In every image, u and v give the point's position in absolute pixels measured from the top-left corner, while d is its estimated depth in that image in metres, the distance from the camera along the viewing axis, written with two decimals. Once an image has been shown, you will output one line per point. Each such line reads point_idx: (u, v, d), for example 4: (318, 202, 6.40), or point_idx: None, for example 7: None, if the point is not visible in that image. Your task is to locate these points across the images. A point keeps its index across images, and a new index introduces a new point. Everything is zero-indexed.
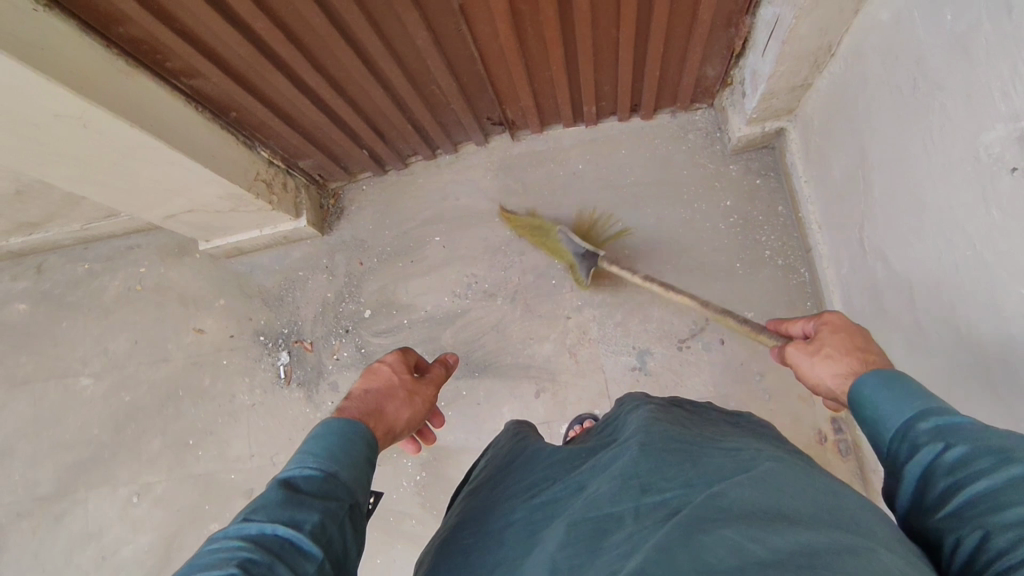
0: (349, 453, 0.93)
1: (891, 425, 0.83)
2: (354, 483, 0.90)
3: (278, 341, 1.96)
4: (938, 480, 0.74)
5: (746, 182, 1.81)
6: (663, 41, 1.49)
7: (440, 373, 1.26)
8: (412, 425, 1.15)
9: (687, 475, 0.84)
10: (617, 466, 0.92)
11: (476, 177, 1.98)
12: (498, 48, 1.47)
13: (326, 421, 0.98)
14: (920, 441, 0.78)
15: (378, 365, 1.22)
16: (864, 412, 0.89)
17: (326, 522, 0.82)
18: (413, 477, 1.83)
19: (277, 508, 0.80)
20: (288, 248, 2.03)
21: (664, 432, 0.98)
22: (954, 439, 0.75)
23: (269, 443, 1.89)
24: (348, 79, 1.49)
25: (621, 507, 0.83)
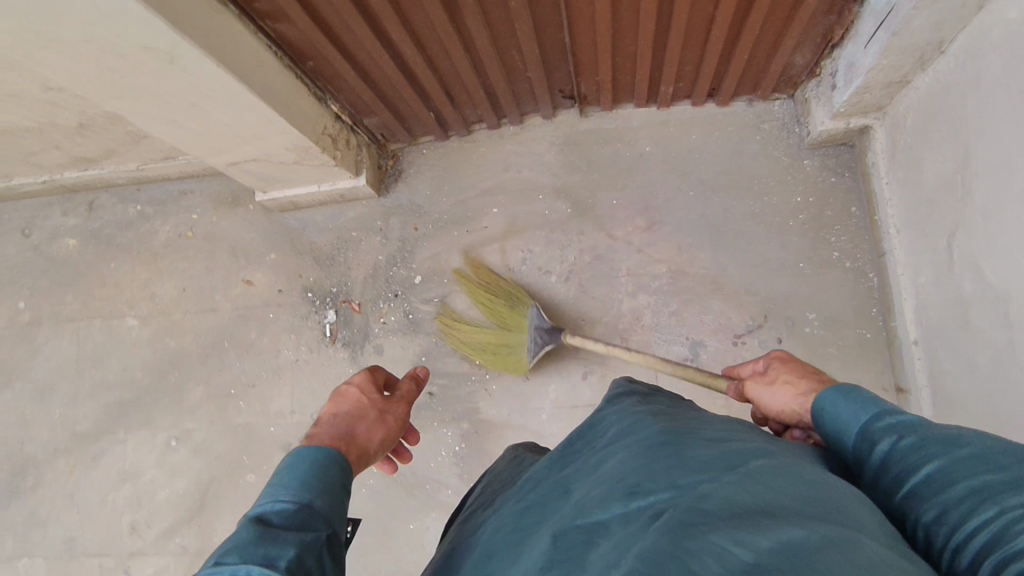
0: (324, 482, 0.88)
1: (848, 429, 0.84)
2: (331, 513, 0.85)
3: (326, 300, 1.95)
4: (898, 470, 0.76)
5: (820, 179, 1.75)
6: (761, 23, 1.43)
7: (410, 390, 1.22)
8: (385, 447, 1.10)
9: (672, 467, 0.75)
10: (605, 467, 0.83)
11: (539, 151, 1.93)
12: (588, 16, 1.42)
13: (293, 453, 0.93)
14: (874, 437, 0.80)
15: (343, 387, 1.16)
16: (822, 420, 0.90)
17: (305, 554, 0.76)
18: (452, 448, 1.81)
19: (250, 546, 0.74)
20: (342, 207, 2.00)
21: (651, 427, 0.88)
22: (910, 432, 0.76)
23: (310, 401, 1.88)
24: (431, 37, 1.45)
25: (609, 510, 0.74)
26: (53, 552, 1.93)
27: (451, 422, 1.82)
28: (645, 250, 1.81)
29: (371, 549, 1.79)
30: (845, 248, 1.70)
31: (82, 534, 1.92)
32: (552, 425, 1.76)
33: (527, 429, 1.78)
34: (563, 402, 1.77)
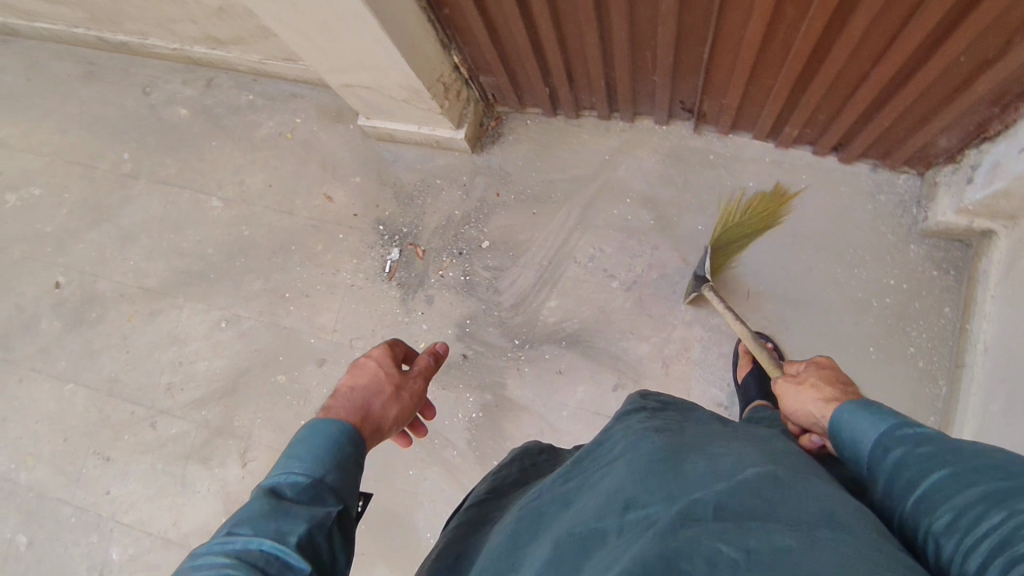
0: (337, 456, 0.93)
1: (865, 439, 0.91)
2: (342, 487, 0.90)
3: (394, 237, 1.99)
4: (908, 472, 0.82)
5: (920, 269, 1.65)
6: (914, 96, 1.33)
7: (427, 366, 1.22)
8: (400, 423, 1.12)
9: (669, 482, 0.77)
10: (603, 481, 0.86)
11: (641, 154, 1.88)
12: (735, 38, 1.36)
13: (307, 422, 0.97)
14: (889, 445, 0.86)
15: (362, 357, 1.18)
16: (837, 428, 0.97)
17: (315, 532, 0.81)
18: (469, 414, 1.85)
19: (263, 519, 0.79)
20: (436, 152, 2.02)
21: (650, 440, 0.90)
22: (925, 442, 0.83)
23: (353, 326, 1.96)
24: (572, 14, 1.42)
25: (605, 521, 0.78)
26: (96, 385, 2.11)
27: (475, 388, 1.86)
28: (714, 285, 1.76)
29: (368, 480, 1.87)
30: (920, 347, 1.62)
31: (124, 377, 2.09)
32: (569, 423, 1.78)
33: (544, 419, 1.80)
34: (587, 406, 1.77)
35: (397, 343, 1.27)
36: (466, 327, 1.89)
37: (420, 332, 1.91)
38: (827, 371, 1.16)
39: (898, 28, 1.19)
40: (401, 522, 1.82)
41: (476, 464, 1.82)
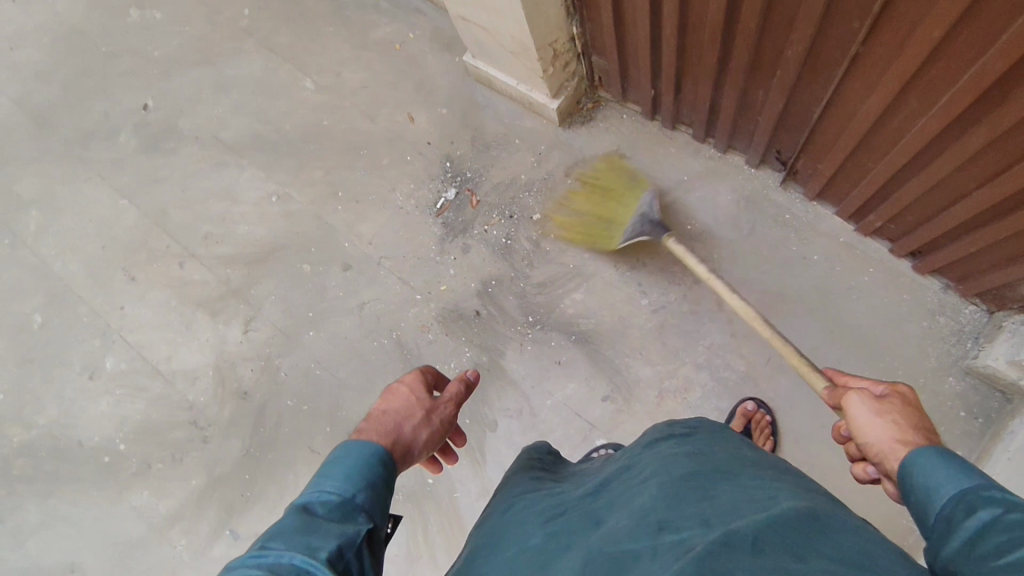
0: (369, 475, 0.91)
1: (941, 492, 0.81)
2: (372, 506, 0.89)
3: (457, 178, 2.02)
4: (995, 540, 0.70)
5: (947, 405, 1.57)
6: (1007, 233, 1.26)
7: (459, 392, 1.17)
8: (428, 450, 1.09)
9: (704, 513, 0.79)
10: (636, 503, 0.87)
11: (719, 188, 1.83)
12: (849, 110, 1.31)
13: (342, 443, 0.95)
14: (975, 507, 0.76)
15: (396, 383, 1.15)
16: (909, 474, 0.87)
17: (345, 552, 0.79)
18: (460, 367, 1.88)
19: (293, 535, 0.77)
20: (526, 113, 2.02)
21: (682, 470, 0.92)
22: (1015, 508, 0.72)
23: (389, 245, 2.02)
24: (699, 27, 1.40)
25: (638, 542, 0.78)
26: (148, 208, 2.23)
27: (475, 346, 1.89)
28: (738, 339, 1.73)
29: (348, 389, 1.94)
30: None
31: (173, 212, 2.20)
32: (548, 412, 1.80)
33: (526, 399, 1.83)
34: (570, 404, 1.79)
35: (432, 367, 1.23)
36: (489, 286, 1.92)
37: (446, 276, 1.96)
38: (912, 411, 0.97)
39: (1013, 160, 1.12)
40: None
41: None
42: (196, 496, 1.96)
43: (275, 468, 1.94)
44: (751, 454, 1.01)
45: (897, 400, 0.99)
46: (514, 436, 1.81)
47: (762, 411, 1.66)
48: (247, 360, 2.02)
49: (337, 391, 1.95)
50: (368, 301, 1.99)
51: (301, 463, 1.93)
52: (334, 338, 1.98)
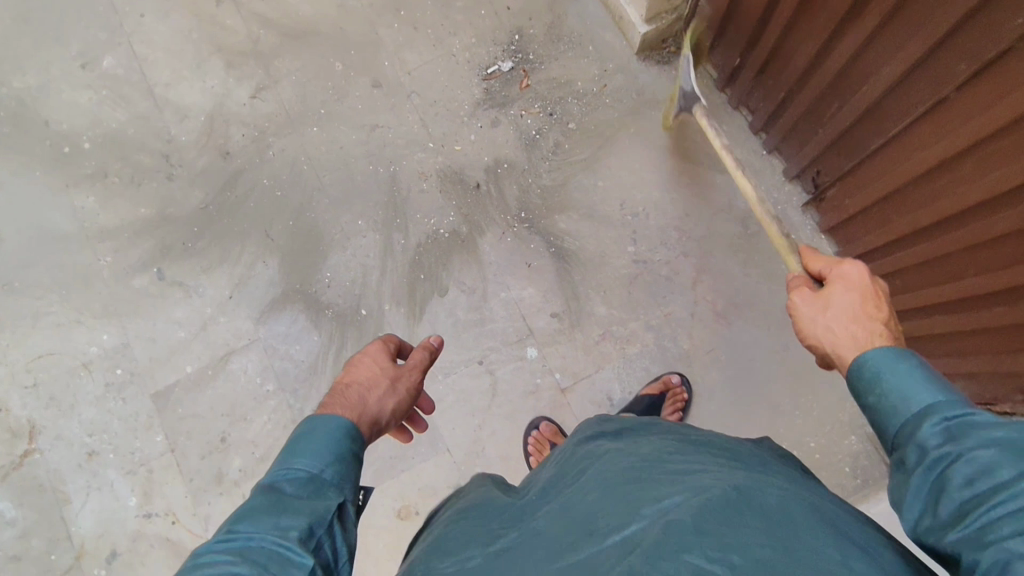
0: (336, 450, 0.98)
1: (900, 412, 0.82)
2: (341, 479, 0.96)
3: (518, 53, 1.97)
4: (954, 478, 0.71)
5: (837, 455, 1.69)
6: (985, 325, 1.33)
7: (423, 359, 1.27)
8: (395, 417, 1.17)
9: (643, 506, 0.87)
10: (588, 504, 0.94)
11: (747, 183, 1.85)
12: (904, 157, 1.33)
13: (303, 421, 1.01)
14: (930, 431, 0.77)
15: (359, 358, 1.24)
16: (867, 384, 0.88)
17: (315, 528, 0.86)
18: (438, 227, 1.89)
19: (264, 517, 0.85)
20: (610, 26, 1.97)
21: (625, 463, 1.00)
22: (972, 437, 0.72)
23: (425, 85, 1.97)
24: (814, 14, 1.37)
25: (586, 551, 0.84)
26: None
27: (460, 215, 1.89)
28: (693, 320, 1.80)
29: (325, 197, 1.93)
30: None
31: None
32: (498, 303, 1.85)
33: (484, 283, 1.86)
34: (520, 306, 1.84)
35: (395, 340, 1.32)
36: (500, 168, 1.91)
37: (465, 140, 1.93)
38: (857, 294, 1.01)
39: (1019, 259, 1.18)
40: (318, 249, 1.90)
41: (408, 263, 1.88)
42: (139, 225, 1.94)
43: (224, 234, 1.93)
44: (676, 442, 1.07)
45: (840, 288, 1.03)
46: (457, 310, 1.85)
47: (683, 388, 1.73)
48: (243, 125, 1.97)
49: (314, 194, 1.93)
50: (381, 126, 1.95)
51: (251, 242, 1.92)
52: (334, 145, 1.95)
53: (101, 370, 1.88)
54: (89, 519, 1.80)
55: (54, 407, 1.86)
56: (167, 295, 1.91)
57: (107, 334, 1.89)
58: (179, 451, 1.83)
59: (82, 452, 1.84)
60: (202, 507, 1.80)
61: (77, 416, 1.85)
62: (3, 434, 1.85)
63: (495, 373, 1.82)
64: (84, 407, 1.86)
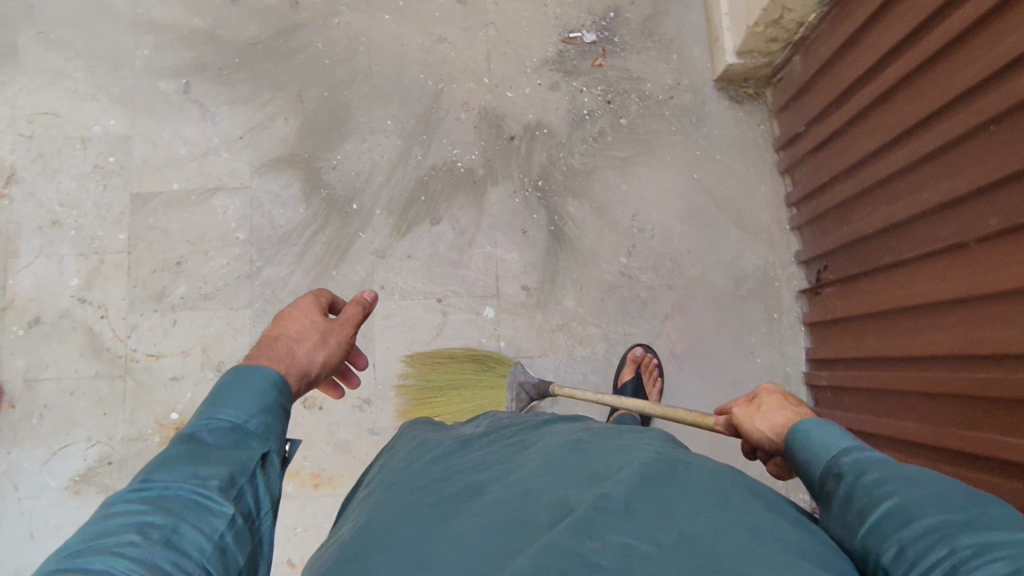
0: (262, 403, 0.93)
1: (812, 460, 0.85)
2: (267, 432, 0.91)
3: (606, 31, 1.92)
4: (858, 506, 0.77)
5: None
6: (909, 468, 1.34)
7: (354, 315, 1.29)
8: (326, 370, 1.18)
9: (561, 482, 0.89)
10: (517, 476, 0.95)
11: (758, 249, 1.84)
12: (907, 283, 1.32)
13: (230, 371, 0.97)
14: (836, 470, 0.81)
15: (291, 312, 1.24)
16: (788, 441, 0.91)
17: (237, 477, 0.81)
18: (458, 160, 1.88)
19: (180, 466, 0.79)
20: (704, 43, 1.91)
21: (549, 447, 1.03)
22: (872, 470, 0.78)
23: (506, 22, 1.93)
24: (887, 113, 1.34)
25: (517, 509, 0.85)
26: None
27: (482, 158, 1.88)
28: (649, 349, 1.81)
29: (369, 85, 1.91)
30: None
31: None
32: (480, 254, 1.85)
33: (476, 229, 1.86)
34: (497, 267, 1.85)
35: (327, 295, 1.33)
36: (538, 130, 1.89)
37: (519, 91, 1.90)
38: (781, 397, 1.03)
39: (963, 421, 1.19)
40: (339, 129, 1.90)
41: (416, 181, 1.88)
42: (187, 34, 1.94)
43: (260, 78, 1.92)
44: (612, 432, 1.09)
45: (744, 408, 1.05)
46: (439, 244, 1.86)
47: (650, 356, 1.75)
48: None
49: (358, 77, 1.92)
50: (447, 42, 1.93)
51: (281, 96, 1.91)
52: (396, 39, 1.93)
53: (95, 151, 1.89)
54: (29, 280, 1.85)
55: (39, 165, 1.88)
56: (184, 110, 1.91)
57: (114, 121, 1.90)
58: (133, 256, 1.86)
59: (47, 217, 1.87)
60: (133, 316, 1.84)
61: (56, 182, 1.88)
62: None
63: (447, 316, 1.84)
64: (65, 177, 1.88)
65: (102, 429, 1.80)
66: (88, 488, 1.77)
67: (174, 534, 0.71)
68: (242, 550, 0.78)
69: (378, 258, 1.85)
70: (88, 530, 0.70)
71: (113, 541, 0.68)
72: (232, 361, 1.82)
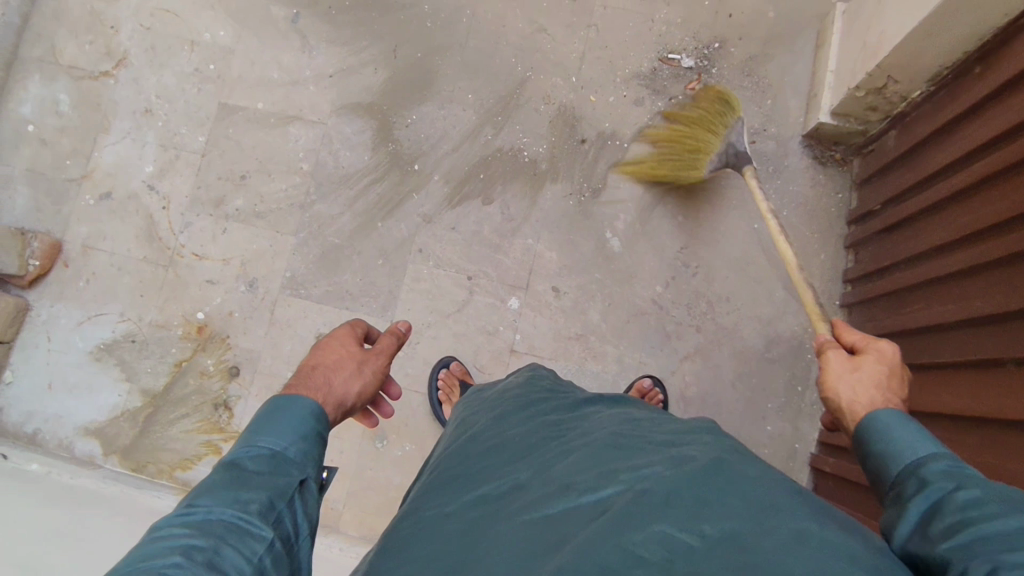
0: (300, 427, 0.98)
1: (901, 462, 0.86)
2: (306, 458, 0.96)
3: (707, 60, 1.89)
4: (948, 516, 0.74)
5: None
6: None
7: (389, 345, 1.34)
8: (360, 399, 1.22)
9: (597, 480, 0.93)
10: (556, 470, 0.99)
11: (799, 315, 1.77)
12: (943, 388, 1.27)
13: (269, 400, 1.01)
14: (929, 479, 0.81)
15: (327, 343, 1.29)
16: (876, 433, 0.93)
17: (276, 502, 0.87)
18: (525, 148, 1.90)
19: (222, 492, 0.85)
20: (803, 96, 1.85)
21: (593, 438, 1.07)
22: (969, 486, 0.76)
23: (610, 28, 1.92)
24: (967, 209, 1.29)
25: (558, 508, 0.90)
26: None
27: (549, 152, 1.89)
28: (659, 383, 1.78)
29: (462, 56, 1.95)
30: None
31: None
32: (520, 244, 1.86)
33: (524, 220, 1.87)
34: (534, 261, 1.85)
35: (362, 326, 1.39)
36: (611, 140, 1.88)
37: (603, 97, 1.90)
38: (884, 371, 1.05)
39: None
40: (422, 91, 1.95)
41: (480, 159, 1.90)
42: None
43: (363, 24, 1.99)
44: (654, 424, 1.12)
45: (870, 355, 1.09)
46: (485, 224, 1.88)
47: (657, 391, 1.72)
48: None
49: (453, 46, 1.95)
50: (547, 33, 1.94)
51: (377, 46, 1.98)
52: (500, 19, 1.95)
53: (200, 56, 2.02)
54: (111, 156, 2.00)
55: (148, 55, 2.03)
56: (287, 37, 2.00)
57: (223, 32, 2.02)
58: (206, 160, 1.97)
59: (142, 105, 2.01)
60: (190, 215, 1.96)
61: (159, 75, 2.02)
62: (101, 48, 2.04)
63: (473, 295, 1.85)
64: (168, 72, 2.02)
65: (135, 309, 1.92)
66: (109, 358, 1.91)
67: (217, 555, 0.77)
68: (281, 572, 0.83)
69: (424, 222, 1.89)
70: (137, 552, 0.75)
71: (161, 563, 0.73)
72: (264, 280, 1.91)
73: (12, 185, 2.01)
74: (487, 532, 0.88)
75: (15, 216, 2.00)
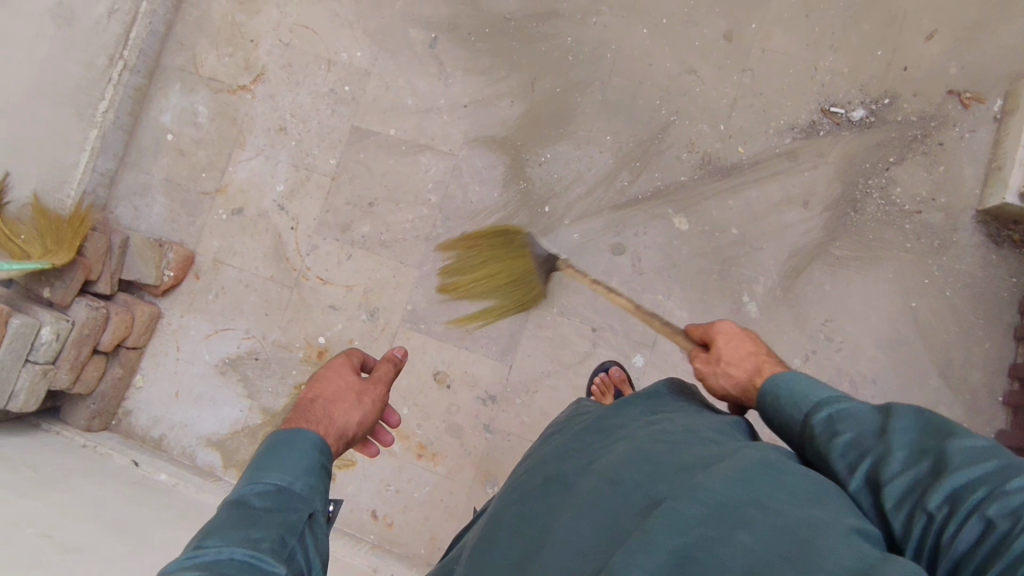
0: (306, 463, 0.96)
1: (791, 413, 0.96)
2: (312, 490, 0.95)
3: (874, 115, 1.73)
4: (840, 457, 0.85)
5: None
6: None
7: (386, 372, 1.31)
8: (363, 429, 1.18)
9: (653, 469, 0.89)
10: (611, 455, 0.96)
11: (954, 408, 1.65)
12: None
13: (273, 436, 1.00)
14: (816, 424, 0.91)
15: (324, 375, 1.25)
16: (766, 395, 1.01)
17: (287, 539, 0.86)
18: (664, 200, 1.81)
19: (231, 532, 0.84)
20: (981, 166, 1.69)
21: (646, 429, 1.03)
22: (844, 423, 0.87)
23: (767, 74, 1.79)
24: None
25: (614, 494, 0.87)
26: None
27: (689, 206, 1.79)
28: None
29: (603, 96, 1.86)
30: None
31: None
32: (650, 299, 1.79)
33: (656, 273, 1.79)
34: (663, 319, 1.78)
35: (358, 355, 1.36)
36: (758, 197, 1.77)
37: (753, 148, 1.78)
38: (740, 338, 1.16)
39: None
40: (559, 129, 1.87)
41: (613, 206, 1.83)
42: None
43: (503, 54, 1.92)
44: (689, 423, 1.05)
45: (722, 339, 1.18)
46: (614, 275, 1.81)
47: None
48: None
49: (594, 83, 1.87)
50: (697, 75, 1.82)
51: (516, 77, 1.91)
52: (647, 57, 1.85)
53: (336, 76, 2.00)
54: (244, 172, 2.02)
55: (285, 72, 2.03)
56: (423, 63, 1.96)
57: (360, 53, 1.99)
58: (336, 183, 1.97)
59: (276, 122, 2.02)
60: (317, 237, 1.96)
61: (295, 93, 2.02)
62: (240, 61, 2.06)
63: (596, 347, 1.80)
64: (303, 91, 2.02)
65: (260, 327, 1.96)
66: (233, 373, 1.95)
67: None
68: None
69: None
70: None
71: None
72: (386, 311, 1.91)
73: (151, 193, 2.07)
74: (546, 525, 0.88)
75: (151, 225, 2.06)
